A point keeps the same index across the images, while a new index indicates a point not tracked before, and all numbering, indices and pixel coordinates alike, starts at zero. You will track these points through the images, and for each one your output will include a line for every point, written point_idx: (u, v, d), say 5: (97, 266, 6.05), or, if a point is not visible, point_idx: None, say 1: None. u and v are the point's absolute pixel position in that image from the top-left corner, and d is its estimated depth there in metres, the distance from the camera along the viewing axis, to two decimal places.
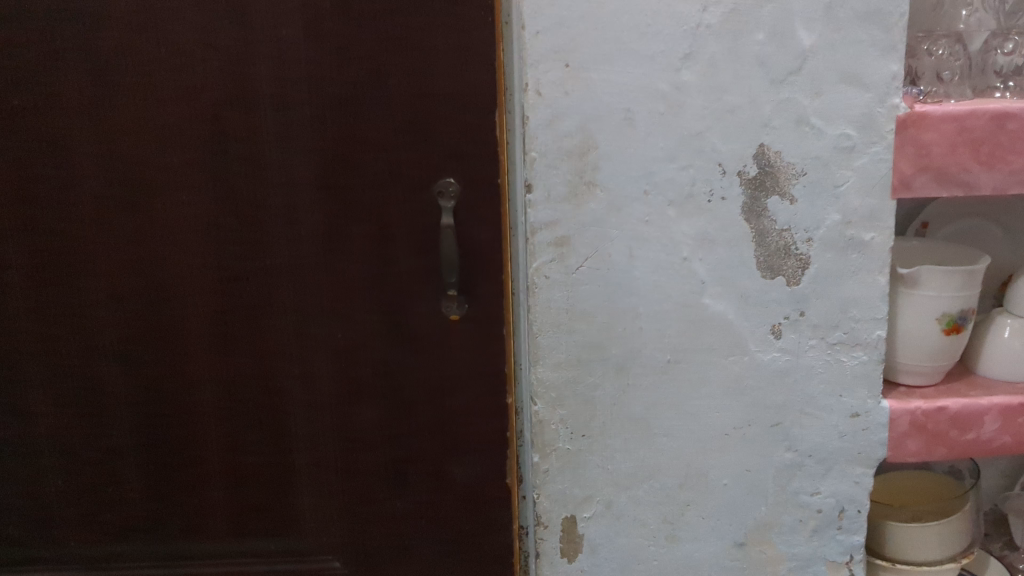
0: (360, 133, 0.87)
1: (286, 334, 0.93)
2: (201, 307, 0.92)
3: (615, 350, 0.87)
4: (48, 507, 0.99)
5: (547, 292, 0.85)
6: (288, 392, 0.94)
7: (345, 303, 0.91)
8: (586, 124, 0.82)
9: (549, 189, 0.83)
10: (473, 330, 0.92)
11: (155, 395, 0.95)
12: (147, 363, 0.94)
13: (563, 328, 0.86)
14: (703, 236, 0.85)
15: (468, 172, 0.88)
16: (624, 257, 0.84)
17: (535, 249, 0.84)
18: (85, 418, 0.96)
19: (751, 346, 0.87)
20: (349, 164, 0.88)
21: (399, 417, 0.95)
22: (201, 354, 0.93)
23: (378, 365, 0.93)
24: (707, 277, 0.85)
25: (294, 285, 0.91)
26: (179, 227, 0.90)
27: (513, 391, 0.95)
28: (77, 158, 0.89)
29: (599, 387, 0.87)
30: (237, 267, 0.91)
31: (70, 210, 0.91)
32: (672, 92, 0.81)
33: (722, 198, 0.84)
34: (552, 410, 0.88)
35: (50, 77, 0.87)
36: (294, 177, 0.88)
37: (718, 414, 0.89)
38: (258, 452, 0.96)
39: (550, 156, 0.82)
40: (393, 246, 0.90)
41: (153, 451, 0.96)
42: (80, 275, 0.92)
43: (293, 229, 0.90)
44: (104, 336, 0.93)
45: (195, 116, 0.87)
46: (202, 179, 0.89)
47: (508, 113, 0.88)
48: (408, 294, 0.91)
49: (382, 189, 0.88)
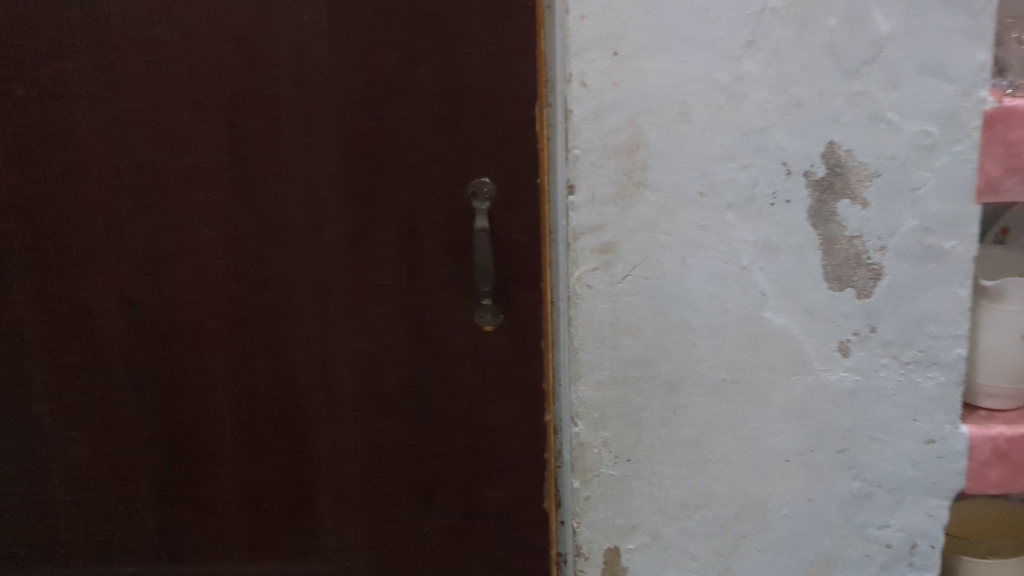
0: (388, 129, 0.80)
1: (307, 345, 0.86)
2: (215, 311, 0.85)
3: (665, 368, 0.79)
4: (56, 523, 0.92)
5: (590, 303, 0.77)
6: (310, 405, 0.87)
7: (371, 312, 0.85)
8: (636, 118, 0.74)
9: (594, 190, 0.75)
10: (509, 343, 0.85)
11: (169, 408, 0.88)
12: (159, 375, 0.87)
13: (607, 342, 0.78)
14: (764, 242, 0.76)
15: (506, 171, 0.81)
16: (677, 266, 0.77)
17: (578, 256, 0.77)
18: (94, 433, 0.89)
19: (816, 365, 0.79)
20: (376, 162, 0.81)
21: (427, 434, 0.88)
22: (218, 365, 0.87)
23: (406, 380, 0.86)
24: (768, 288, 0.77)
25: (314, 291, 0.84)
26: (195, 226, 0.83)
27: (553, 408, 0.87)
28: (86, 152, 0.82)
29: (646, 407, 0.80)
30: (254, 272, 0.84)
31: (77, 209, 0.84)
32: (733, 84, 0.74)
33: (787, 201, 0.76)
34: (594, 432, 0.80)
35: (57, 66, 0.81)
36: (316, 176, 0.81)
37: (777, 439, 0.80)
38: (279, 471, 0.89)
39: (595, 153, 0.75)
40: (423, 252, 0.83)
41: (166, 469, 0.90)
42: (88, 279, 0.85)
43: (316, 232, 0.83)
44: (113, 345, 0.86)
45: (210, 109, 0.81)
46: (218, 177, 0.82)
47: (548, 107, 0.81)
48: (437, 302, 0.84)
49: (412, 190, 0.81)
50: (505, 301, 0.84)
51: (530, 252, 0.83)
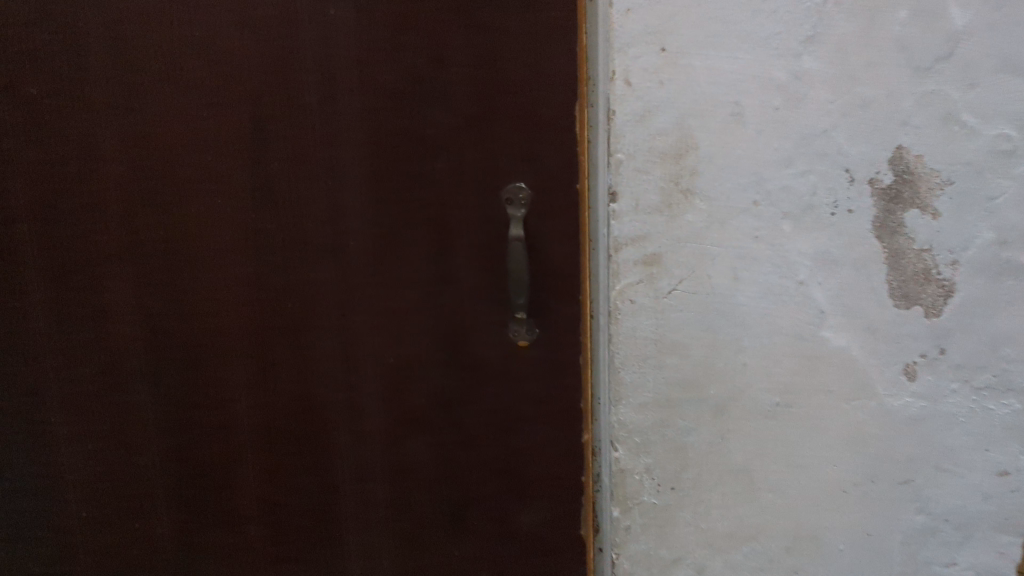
0: (418, 130, 0.75)
1: (332, 357, 0.81)
2: (236, 321, 0.80)
3: (713, 390, 0.73)
4: (70, 543, 0.87)
5: (632, 319, 0.72)
6: (335, 422, 0.82)
7: (399, 324, 0.80)
8: (685, 120, 0.68)
9: (637, 198, 0.70)
10: (545, 360, 0.80)
11: (189, 424, 0.83)
12: (179, 389, 0.82)
13: (650, 362, 0.73)
14: (823, 254, 0.70)
15: (545, 176, 0.76)
16: (727, 280, 0.71)
17: (620, 269, 0.71)
18: (112, 447, 0.84)
19: (879, 390, 0.73)
20: (405, 166, 0.76)
21: (458, 453, 0.82)
22: (240, 379, 0.82)
23: (435, 396, 0.81)
24: (827, 305, 0.71)
25: (339, 300, 0.79)
26: (215, 231, 0.78)
27: (592, 429, 0.81)
28: (102, 154, 0.77)
29: (692, 432, 0.74)
30: (278, 280, 0.79)
31: (93, 215, 0.79)
32: (791, 83, 0.67)
33: (849, 210, 0.69)
34: (635, 457, 0.75)
35: (73, 63, 0.76)
36: (342, 179, 0.76)
37: (835, 468, 0.74)
38: (303, 490, 0.84)
39: (639, 157, 0.69)
40: (453, 261, 0.78)
41: (186, 489, 0.85)
42: (105, 288, 0.80)
43: (341, 239, 0.78)
44: (131, 357, 0.81)
45: (231, 108, 0.76)
46: (239, 180, 0.77)
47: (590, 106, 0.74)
48: (469, 316, 0.79)
49: (443, 195, 0.76)
50: (541, 314, 0.79)
51: (568, 262, 0.77)
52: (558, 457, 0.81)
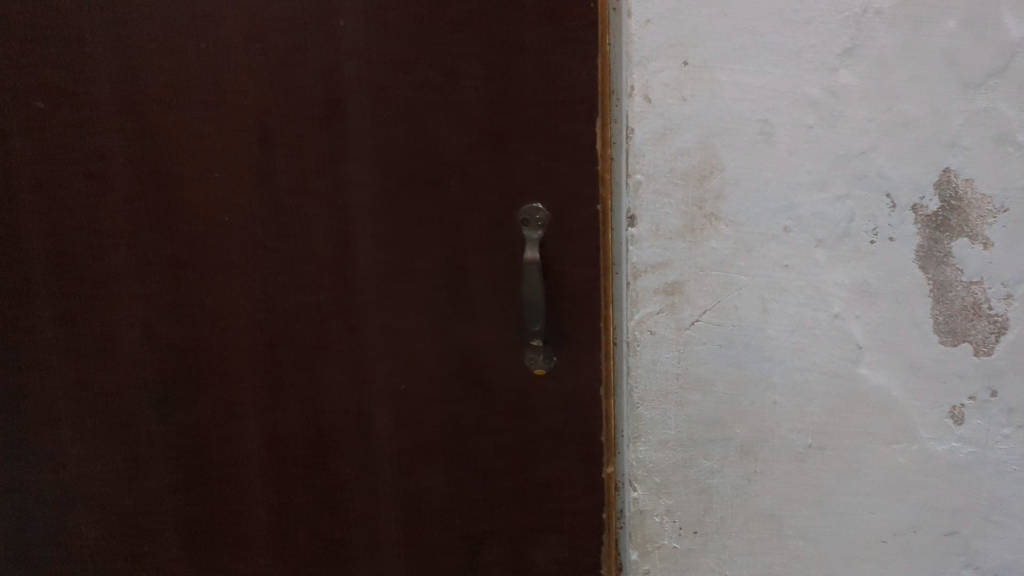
0: (430, 147, 0.71)
1: (342, 382, 0.77)
2: (244, 344, 0.77)
3: (738, 429, 0.68)
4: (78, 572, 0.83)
5: (651, 351, 0.67)
6: (345, 448, 0.78)
7: (410, 349, 0.76)
8: (709, 139, 0.63)
9: (657, 222, 0.65)
10: (563, 390, 0.75)
11: (199, 448, 0.79)
12: (188, 412, 0.78)
13: (671, 398, 0.68)
14: (861, 285, 0.65)
15: (563, 195, 0.71)
16: (755, 311, 0.65)
17: (638, 297, 0.66)
18: (119, 473, 0.80)
19: (921, 433, 0.67)
20: (415, 184, 0.72)
21: (472, 486, 0.78)
22: (250, 403, 0.78)
23: (447, 425, 0.77)
24: (865, 341, 0.65)
25: (349, 323, 0.76)
26: (223, 250, 0.75)
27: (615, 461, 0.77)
28: (108, 168, 0.74)
29: (716, 472, 0.69)
30: (287, 301, 0.76)
31: (101, 230, 0.75)
32: (826, 99, 0.62)
33: (890, 238, 0.64)
34: (655, 499, 0.70)
35: (79, 74, 0.73)
36: (350, 197, 0.73)
37: (872, 517, 0.68)
38: (314, 518, 0.80)
39: (660, 178, 0.64)
40: (468, 284, 0.73)
41: (197, 515, 0.81)
42: (113, 308, 0.77)
43: (351, 259, 0.74)
44: (139, 379, 0.78)
45: (240, 123, 0.73)
46: (247, 197, 0.74)
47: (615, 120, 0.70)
48: (483, 343, 0.74)
49: (456, 214, 0.72)
50: (559, 340, 0.75)
51: (588, 287, 0.73)
52: (576, 491, 0.77)
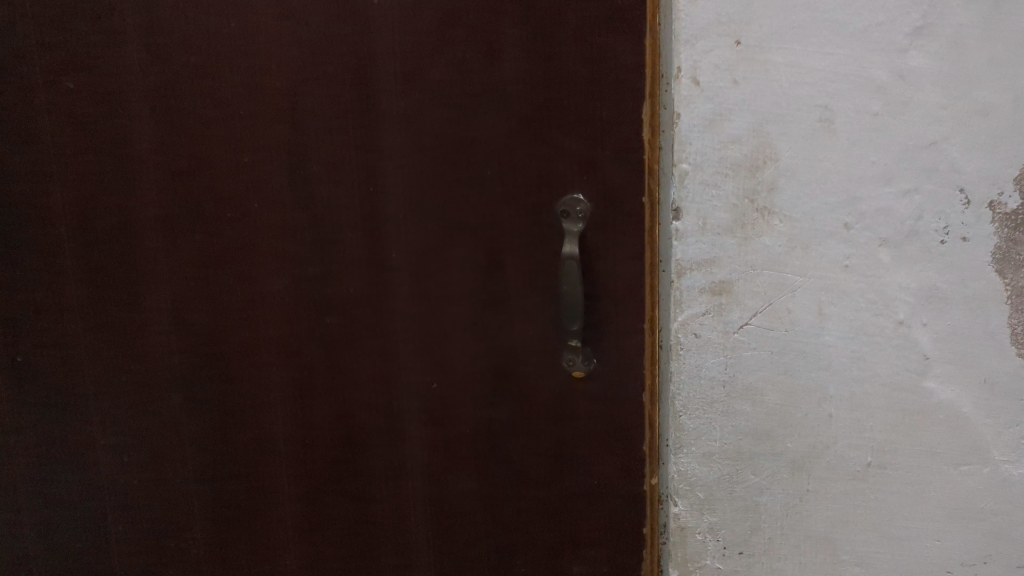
0: (466, 135, 0.68)
1: (372, 380, 0.74)
2: (273, 336, 0.73)
3: (790, 443, 0.62)
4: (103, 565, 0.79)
5: (696, 356, 0.62)
6: (375, 447, 0.75)
7: (443, 344, 0.72)
8: (762, 126, 0.58)
9: (704, 216, 0.60)
10: (602, 395, 0.71)
11: (226, 442, 0.75)
12: (217, 403, 0.75)
13: (717, 407, 0.62)
14: (930, 289, 0.59)
15: (607, 186, 0.66)
16: (810, 315, 0.60)
17: (682, 297, 0.61)
18: (146, 464, 0.77)
19: (995, 455, 0.60)
20: (452, 173, 0.68)
21: (506, 492, 0.74)
22: (278, 396, 0.74)
23: (481, 428, 0.73)
24: (932, 351, 0.59)
25: (380, 317, 0.72)
26: (253, 236, 0.72)
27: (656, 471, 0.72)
28: (138, 146, 0.70)
29: (765, 490, 0.63)
30: (316, 293, 0.72)
31: (130, 211, 0.72)
32: (894, 84, 0.56)
33: (963, 238, 0.58)
34: (698, 515, 0.65)
35: (106, 49, 0.69)
36: (383, 185, 0.70)
37: (937, 544, 0.62)
38: (342, 519, 0.76)
39: (708, 168, 0.59)
40: (504, 276, 0.69)
41: (223, 510, 0.77)
42: (142, 294, 0.73)
43: (382, 248, 0.71)
44: (167, 369, 0.74)
45: (272, 104, 0.69)
46: (278, 182, 0.70)
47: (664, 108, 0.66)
48: (519, 341, 0.71)
49: (492, 205, 0.68)
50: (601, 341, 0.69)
51: (631, 285, 0.68)
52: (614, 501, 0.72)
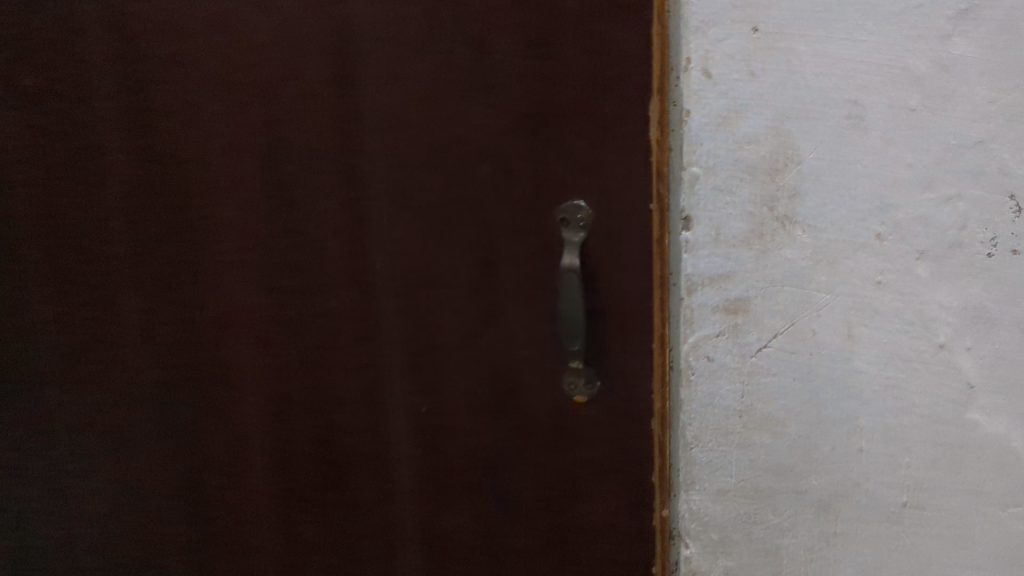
0: (458, 114, 0.54)
1: (356, 409, 0.60)
2: (248, 348, 0.61)
3: (815, 480, 0.55)
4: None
5: (709, 382, 0.55)
6: (361, 483, 0.61)
7: (432, 369, 0.58)
8: (783, 123, 0.51)
9: (718, 225, 0.53)
10: (607, 441, 0.57)
11: (198, 464, 0.63)
12: (189, 417, 0.63)
13: (732, 439, 0.56)
14: (976, 309, 0.52)
15: (611, 192, 0.53)
16: (838, 337, 0.53)
17: (694, 315, 0.55)
18: (114, 483, 0.65)
19: None
20: (438, 174, 0.55)
21: (507, 544, 0.60)
22: (256, 435, 0.62)
23: (475, 469, 0.59)
24: (978, 379, 0.53)
25: (354, 328, 0.59)
26: (225, 227, 0.59)
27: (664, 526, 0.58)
28: (98, 110, 0.59)
29: (786, 532, 0.56)
30: (293, 305, 0.60)
31: (94, 187, 0.60)
32: (934, 75, 0.50)
33: (1013, 250, 0.51)
34: (712, 558, 0.58)
35: (61, 28, 0.58)
36: (365, 173, 0.56)
37: None
38: (325, 558, 0.63)
39: (721, 171, 0.52)
40: (499, 288, 0.56)
41: (196, 539, 0.65)
42: (106, 286, 0.62)
43: (362, 260, 0.58)
44: (134, 376, 0.63)
45: (245, 75, 0.57)
46: (254, 166, 0.58)
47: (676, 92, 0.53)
48: (514, 374, 0.57)
49: (483, 202, 0.55)
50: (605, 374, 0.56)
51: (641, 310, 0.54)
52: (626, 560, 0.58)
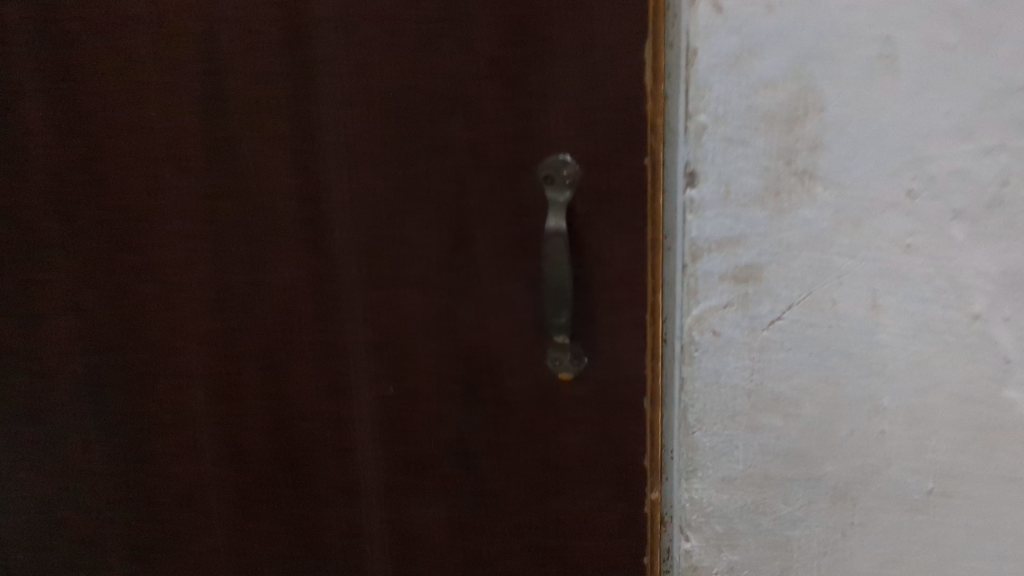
0: (424, 59, 0.47)
1: (313, 392, 0.54)
2: (192, 325, 0.55)
3: (831, 467, 0.50)
4: None
5: (715, 359, 0.49)
6: (321, 472, 0.55)
7: (396, 346, 0.52)
8: (803, 64, 0.44)
9: (727, 181, 0.46)
10: (593, 425, 0.51)
11: (141, 452, 0.58)
12: (130, 402, 0.57)
13: (739, 423, 0.50)
14: (1015, 275, 0.46)
15: (601, 147, 0.47)
16: (861, 308, 0.47)
17: (698, 285, 0.48)
18: (51, 473, 0.60)
19: None
20: (402, 127, 0.48)
21: (486, 534, 0.54)
22: (204, 429, 0.56)
23: (449, 454, 0.53)
24: (1016, 354, 0.47)
25: (309, 302, 0.52)
26: (162, 192, 0.53)
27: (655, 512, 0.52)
28: (17, 67, 0.53)
29: (798, 523, 0.51)
30: (240, 277, 0.53)
31: (15, 151, 0.54)
32: (977, 8, 0.43)
33: None
34: (715, 552, 0.52)
35: None
36: (317, 128, 0.50)
37: None
38: (282, 552, 0.57)
39: (732, 120, 0.46)
40: (473, 259, 0.50)
41: (141, 532, 0.59)
42: (35, 262, 0.56)
43: (317, 232, 0.51)
44: (67, 358, 0.57)
45: (177, 21, 0.50)
46: (192, 123, 0.51)
47: (673, 32, 0.46)
48: (492, 353, 0.51)
49: (454, 157, 0.48)
50: (596, 350, 0.50)
51: (633, 278, 0.48)
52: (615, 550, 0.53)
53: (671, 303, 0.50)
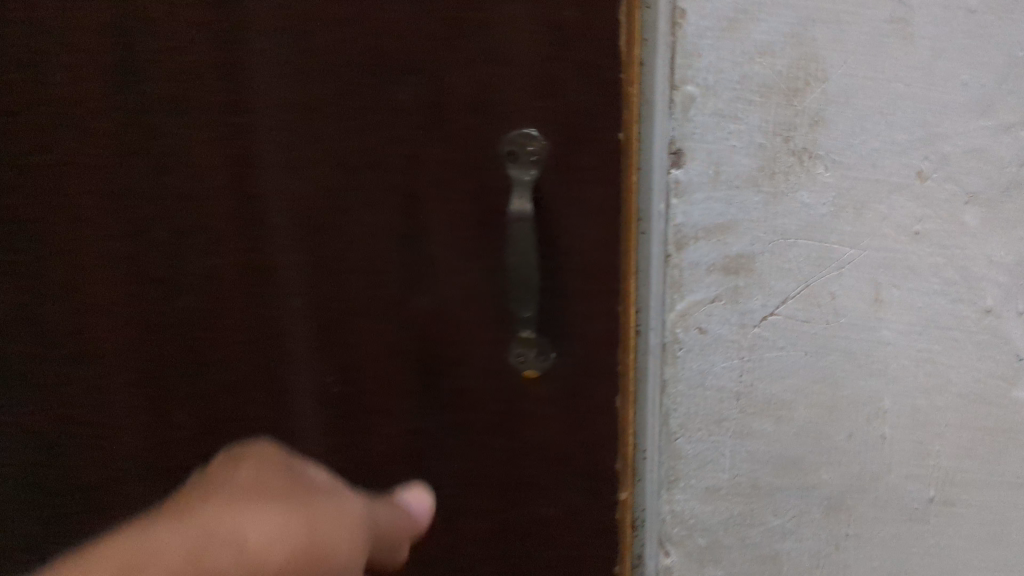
0: (372, 15, 0.40)
1: (248, 398, 0.48)
2: (108, 321, 0.48)
3: (826, 475, 0.45)
4: None
5: (700, 358, 0.44)
6: None
7: (342, 347, 0.46)
8: (807, 27, 0.39)
9: (717, 160, 0.41)
10: (562, 429, 0.45)
11: (53, 458, 0.52)
12: (40, 403, 0.51)
13: (726, 427, 0.45)
14: None
15: (574, 120, 0.40)
16: (863, 302, 0.42)
17: (683, 277, 0.43)
18: None
19: None
20: (348, 100, 0.42)
21: (441, 552, 0.48)
22: (128, 429, 0.50)
23: (402, 470, 0.47)
24: None
25: (243, 299, 0.47)
26: (68, 173, 0.46)
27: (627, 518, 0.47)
28: None
29: (789, 535, 0.46)
30: (162, 268, 0.47)
31: None
32: None
33: None
34: (698, 567, 0.48)
35: None
36: (248, 101, 0.43)
37: None
38: None
39: (724, 91, 0.40)
40: (426, 241, 0.43)
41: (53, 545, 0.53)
42: None
43: (254, 215, 0.45)
44: None
45: None
46: (101, 93, 0.44)
47: None
48: (444, 352, 0.45)
49: (407, 135, 0.42)
50: (564, 347, 0.44)
51: (608, 267, 0.42)
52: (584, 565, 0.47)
53: (646, 294, 0.43)
